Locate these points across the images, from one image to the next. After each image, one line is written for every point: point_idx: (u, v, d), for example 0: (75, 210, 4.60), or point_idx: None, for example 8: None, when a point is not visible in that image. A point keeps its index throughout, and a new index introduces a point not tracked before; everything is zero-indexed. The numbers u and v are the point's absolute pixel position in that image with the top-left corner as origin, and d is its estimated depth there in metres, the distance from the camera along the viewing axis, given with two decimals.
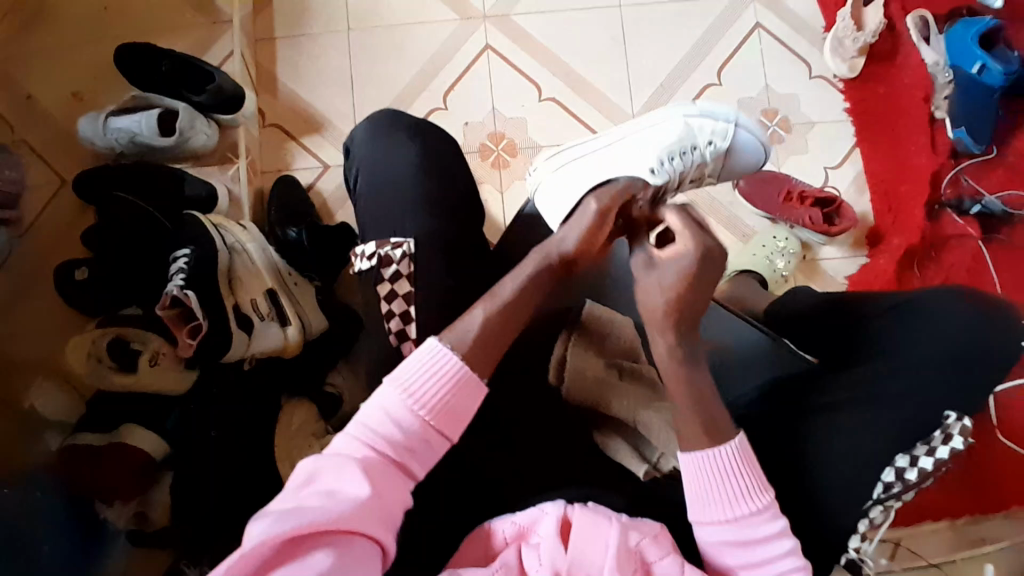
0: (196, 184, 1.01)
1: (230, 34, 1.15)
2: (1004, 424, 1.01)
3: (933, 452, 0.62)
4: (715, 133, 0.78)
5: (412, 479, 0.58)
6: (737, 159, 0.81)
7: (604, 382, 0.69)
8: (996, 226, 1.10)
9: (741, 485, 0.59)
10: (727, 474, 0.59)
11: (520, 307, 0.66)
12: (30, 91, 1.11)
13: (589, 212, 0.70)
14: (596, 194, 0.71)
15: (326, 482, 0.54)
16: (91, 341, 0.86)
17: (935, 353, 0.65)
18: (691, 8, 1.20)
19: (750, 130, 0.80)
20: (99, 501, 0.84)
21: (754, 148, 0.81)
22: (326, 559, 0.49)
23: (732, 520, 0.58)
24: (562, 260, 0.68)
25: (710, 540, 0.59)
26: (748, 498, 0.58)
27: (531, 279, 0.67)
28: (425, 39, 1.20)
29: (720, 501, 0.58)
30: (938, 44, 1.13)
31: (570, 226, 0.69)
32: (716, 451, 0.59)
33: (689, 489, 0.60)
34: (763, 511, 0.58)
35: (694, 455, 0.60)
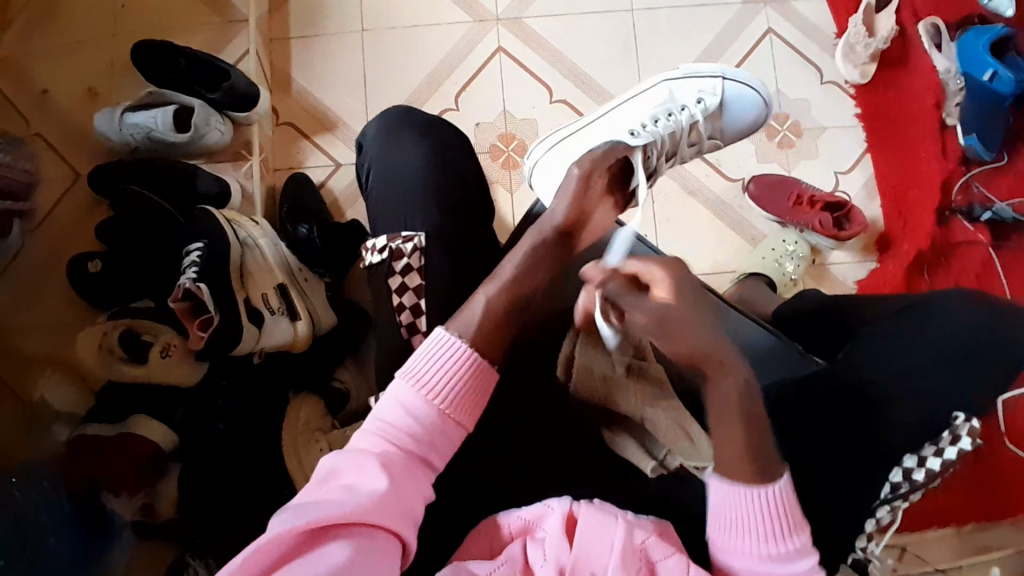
0: (208, 180, 1.03)
1: (246, 32, 1.16)
2: (1010, 429, 1.02)
3: (941, 453, 0.65)
4: (702, 91, 0.91)
5: (433, 470, 0.58)
6: (733, 108, 0.93)
7: (612, 381, 0.68)
8: (1007, 232, 1.09)
9: (781, 525, 0.59)
10: (767, 512, 0.59)
11: (524, 280, 0.69)
12: (45, 87, 1.12)
13: (574, 175, 0.78)
14: (579, 161, 0.80)
15: (346, 478, 0.55)
16: (102, 333, 0.88)
17: (940, 351, 0.68)
18: (701, 13, 1.21)
19: (736, 82, 0.93)
20: (108, 491, 0.83)
21: (745, 94, 0.93)
22: (344, 550, 0.49)
23: (765, 556, 0.59)
24: (557, 232, 0.72)
25: (734, 566, 0.60)
26: (784, 538, 0.59)
27: (530, 257, 0.70)
28: (437, 40, 1.21)
29: (755, 537, 0.59)
30: (949, 51, 1.12)
31: (559, 198, 0.75)
32: (762, 491, 0.59)
33: (729, 521, 0.60)
34: (796, 551, 0.59)
35: (739, 491, 0.60)
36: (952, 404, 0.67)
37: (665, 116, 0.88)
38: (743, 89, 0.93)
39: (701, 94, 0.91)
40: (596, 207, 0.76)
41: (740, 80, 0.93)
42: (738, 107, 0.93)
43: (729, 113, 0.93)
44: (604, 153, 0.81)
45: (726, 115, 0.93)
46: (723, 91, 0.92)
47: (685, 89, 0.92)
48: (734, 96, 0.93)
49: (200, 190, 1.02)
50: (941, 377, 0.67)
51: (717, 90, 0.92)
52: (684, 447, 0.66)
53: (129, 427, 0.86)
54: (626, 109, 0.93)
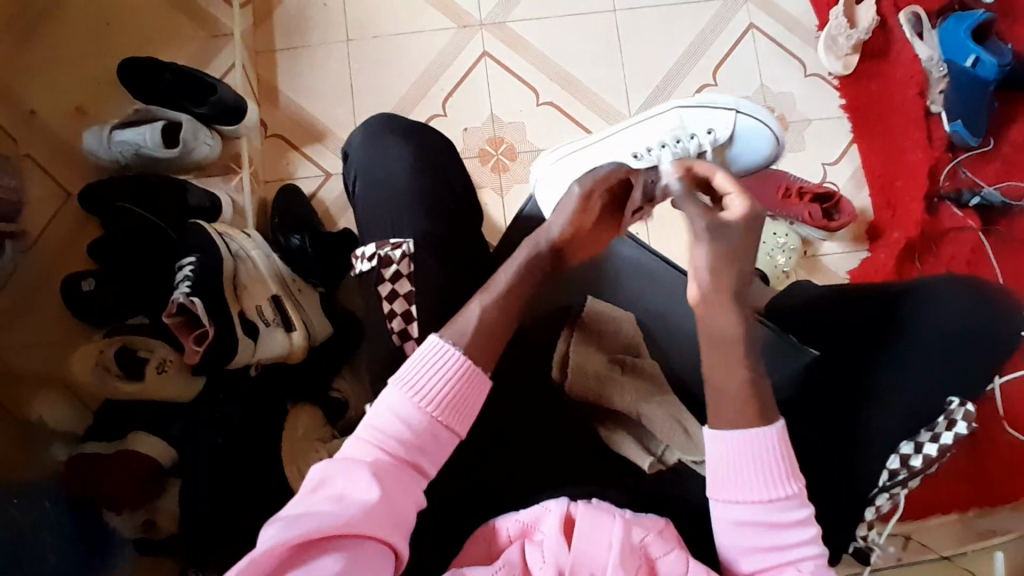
0: (198, 193, 1.03)
1: (231, 47, 1.17)
2: (1009, 414, 1.02)
3: (937, 439, 0.65)
4: (714, 123, 0.89)
5: (424, 476, 0.59)
6: (742, 145, 0.90)
7: (606, 377, 0.71)
8: (995, 217, 1.10)
9: (779, 470, 0.58)
10: (765, 456, 0.58)
11: (517, 291, 0.67)
12: (33, 107, 1.12)
13: (574, 193, 0.73)
14: (579, 179, 0.74)
15: (335, 487, 0.55)
16: (98, 350, 0.88)
17: (930, 336, 0.69)
18: (684, 10, 1.21)
19: (750, 116, 0.89)
20: (107, 509, 0.84)
21: (756, 132, 0.89)
22: (337, 562, 0.50)
23: (764, 503, 0.57)
24: (551, 248, 0.70)
25: (732, 517, 0.58)
26: (782, 483, 0.57)
27: (524, 269, 0.68)
28: (423, 47, 1.21)
29: (753, 483, 0.58)
30: (932, 39, 1.15)
31: (557, 213, 0.72)
32: (760, 434, 0.58)
33: (723, 467, 0.59)
34: (794, 498, 0.58)
35: (734, 434, 0.58)
36: (945, 390, 0.67)
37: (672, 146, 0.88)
38: (757, 127, 0.90)
39: (714, 123, 0.89)
40: (592, 230, 0.73)
41: (754, 117, 0.89)
42: (748, 145, 0.90)
43: (738, 149, 0.90)
44: (606, 172, 0.74)
45: (737, 148, 0.90)
46: (736, 126, 0.89)
47: (699, 116, 0.90)
48: (746, 131, 0.89)
49: (191, 204, 1.02)
50: (932, 363, 0.68)
51: (730, 126, 0.89)
52: (680, 441, 0.68)
53: (128, 444, 0.86)
54: (637, 131, 0.92)
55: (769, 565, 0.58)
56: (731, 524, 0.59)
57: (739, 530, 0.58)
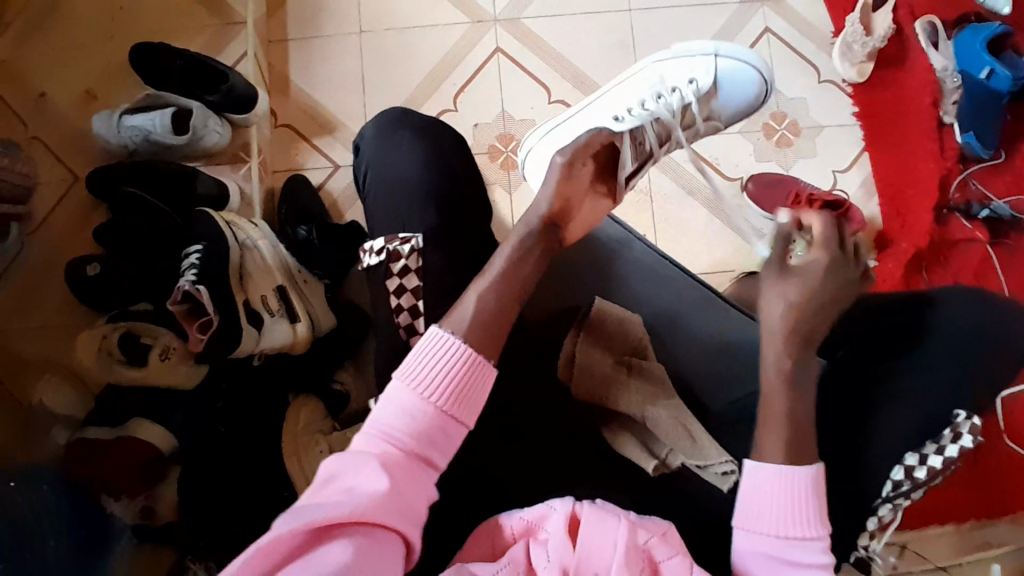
0: (208, 182, 1.02)
1: (244, 34, 1.17)
2: (1009, 427, 1.02)
3: (942, 451, 0.64)
4: (694, 71, 0.91)
5: (435, 470, 0.58)
6: (726, 88, 0.92)
7: (611, 378, 0.70)
8: (1004, 230, 1.10)
9: (808, 509, 0.59)
10: (797, 494, 0.59)
11: (515, 274, 0.68)
12: (44, 90, 1.12)
13: (557, 164, 0.79)
14: (561, 150, 0.81)
15: (346, 480, 0.55)
16: (102, 336, 0.87)
17: (933, 348, 0.69)
18: (699, 13, 1.21)
19: (729, 58, 0.92)
20: (107, 494, 0.83)
21: (736, 73, 0.92)
22: (345, 550, 0.49)
23: (787, 538, 0.58)
24: (542, 223, 0.73)
25: (752, 549, 0.59)
26: (809, 523, 0.58)
27: (519, 252, 0.70)
28: (436, 41, 1.21)
29: (781, 518, 0.59)
30: (946, 49, 1.14)
31: (544, 187, 0.77)
32: (794, 473, 0.60)
33: (750, 497, 0.60)
34: (820, 541, 0.58)
35: (771, 470, 0.60)
36: (952, 402, 0.66)
37: (655, 99, 0.89)
38: (736, 67, 0.92)
39: (693, 74, 0.91)
40: (583, 199, 0.78)
41: (735, 57, 0.92)
42: (734, 85, 0.92)
43: (724, 93, 0.92)
44: (587, 141, 0.82)
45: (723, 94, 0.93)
46: (716, 71, 0.91)
47: (675, 70, 0.92)
48: (729, 74, 0.92)
49: (199, 193, 1.01)
50: (940, 376, 0.67)
51: (710, 71, 0.91)
52: (686, 445, 0.67)
53: (127, 429, 0.84)
54: (622, 89, 0.93)
55: None
56: (751, 555, 0.59)
57: (759, 562, 0.59)
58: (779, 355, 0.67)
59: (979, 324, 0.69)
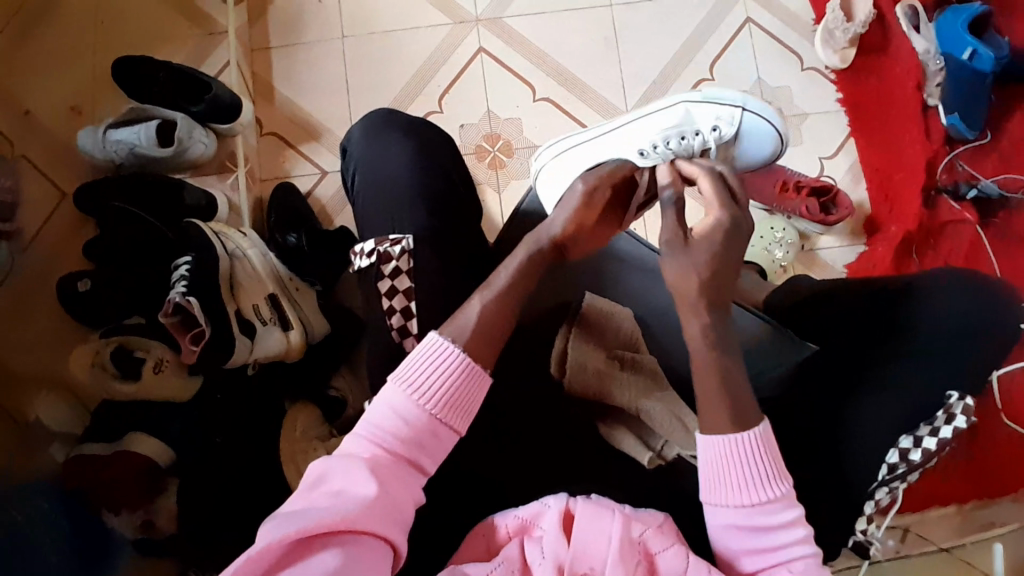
0: (195, 192, 1.03)
1: (227, 44, 1.16)
2: (1007, 405, 1.02)
3: (937, 432, 0.65)
4: (719, 119, 0.86)
5: (423, 474, 0.59)
6: (745, 142, 0.87)
7: (606, 374, 0.70)
8: (993, 209, 1.10)
9: (763, 471, 0.58)
10: (750, 458, 0.58)
11: (516, 290, 0.66)
12: (28, 108, 1.11)
13: (577, 190, 0.73)
14: (584, 177, 0.74)
15: (335, 483, 0.55)
16: (93, 351, 0.86)
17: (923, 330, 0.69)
18: (681, 5, 1.21)
19: (757, 113, 0.86)
20: (108, 511, 0.81)
21: (758, 131, 0.87)
22: (336, 558, 0.49)
23: (751, 507, 0.57)
24: (554, 244, 0.70)
25: (721, 519, 0.59)
26: (769, 485, 0.57)
27: (526, 265, 0.68)
28: (419, 44, 1.21)
29: (740, 487, 0.58)
30: (928, 32, 1.14)
31: (560, 209, 0.71)
32: (740, 438, 0.58)
33: (705, 469, 0.59)
34: (783, 498, 0.58)
35: (717, 438, 0.58)
36: (945, 385, 0.67)
37: (678, 139, 0.83)
38: (760, 124, 0.87)
39: (717, 121, 0.86)
40: (596, 228, 0.73)
41: (761, 115, 0.87)
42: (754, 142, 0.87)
43: (743, 145, 0.87)
44: (610, 169, 0.75)
45: (743, 144, 0.88)
46: (740, 122, 0.86)
47: (702, 114, 0.86)
48: (753, 129, 0.87)
49: (187, 203, 1.02)
50: (931, 360, 0.68)
51: (733, 123, 0.86)
52: (680, 437, 0.68)
53: (125, 444, 0.84)
54: (644, 125, 0.87)
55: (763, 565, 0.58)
56: (724, 527, 0.59)
57: (731, 532, 0.59)
58: (700, 323, 0.60)
59: (966, 303, 0.69)
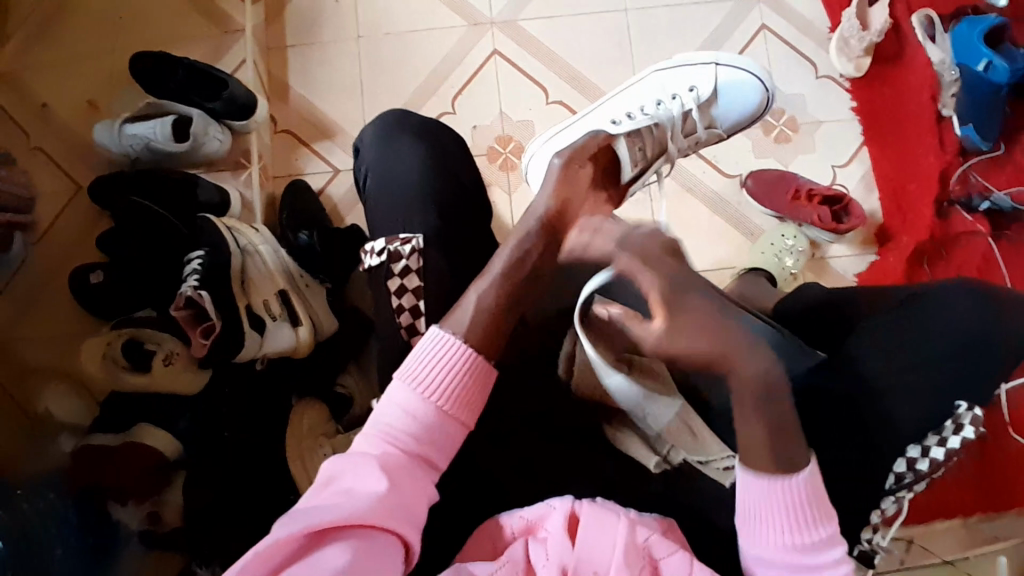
0: (208, 188, 1.02)
1: (243, 42, 1.17)
2: (1015, 420, 1.02)
3: (944, 442, 0.67)
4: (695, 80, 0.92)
5: (435, 470, 0.59)
6: (728, 98, 0.92)
7: (612, 381, 0.65)
8: (1005, 222, 1.10)
9: (812, 513, 0.60)
10: (794, 500, 0.60)
11: (514, 271, 0.69)
12: (45, 100, 1.13)
13: (557, 166, 0.81)
14: (559, 153, 0.82)
15: (345, 481, 0.55)
16: (106, 343, 0.87)
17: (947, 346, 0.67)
18: (696, 11, 1.21)
19: (730, 66, 0.92)
20: (114, 500, 0.83)
21: (739, 83, 0.92)
22: (344, 554, 0.50)
23: (790, 547, 0.59)
24: (543, 222, 0.73)
25: (762, 556, 0.61)
26: (811, 528, 0.59)
27: (517, 254, 0.70)
28: (433, 45, 1.21)
29: (780, 527, 0.60)
30: (944, 42, 1.14)
31: (543, 187, 0.78)
32: (791, 482, 0.60)
33: (752, 512, 0.61)
34: (824, 540, 0.60)
35: (766, 483, 0.60)
36: (956, 393, 0.67)
37: (655, 106, 0.90)
38: (738, 76, 0.92)
39: (693, 82, 0.92)
40: (584, 200, 0.78)
41: (737, 66, 0.92)
42: (735, 96, 0.92)
43: (724, 103, 0.93)
44: (583, 144, 0.83)
45: (724, 102, 0.93)
46: (716, 80, 0.92)
47: (677, 78, 0.92)
48: (730, 83, 0.92)
49: (200, 199, 1.01)
50: (920, 371, 0.68)
51: (711, 81, 0.92)
52: (687, 441, 0.66)
53: (135, 436, 0.84)
54: (621, 94, 0.94)
55: None
56: (757, 560, 0.61)
57: (765, 566, 0.61)
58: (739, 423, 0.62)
59: (971, 316, 0.68)
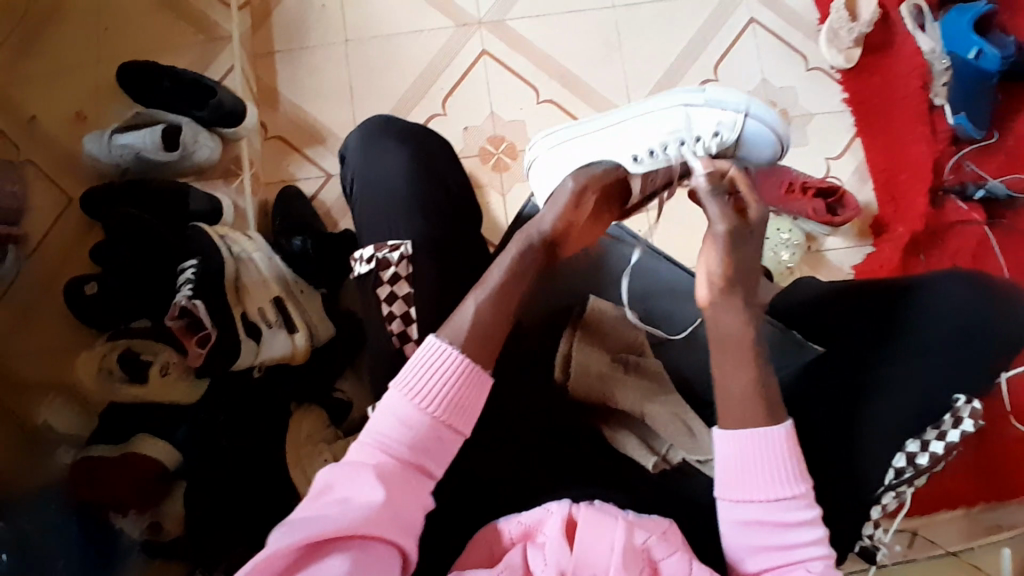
0: (200, 198, 1.03)
1: (230, 49, 1.17)
2: (1013, 408, 1.02)
3: (944, 436, 0.65)
4: (721, 123, 0.79)
5: (430, 477, 0.59)
6: (747, 148, 0.80)
7: (609, 377, 0.71)
8: (999, 210, 1.10)
9: (787, 467, 0.59)
10: (771, 455, 0.59)
11: (513, 286, 0.67)
12: (34, 113, 1.12)
13: (567, 188, 0.75)
14: (573, 174, 0.76)
15: (340, 491, 0.55)
16: (102, 356, 0.88)
17: (940, 340, 0.69)
18: (684, 6, 1.20)
19: (761, 119, 0.80)
20: (114, 512, 0.82)
21: (761, 136, 0.80)
22: (342, 564, 0.50)
23: (769, 502, 0.59)
24: (544, 240, 0.71)
25: (741, 516, 0.60)
26: (788, 484, 0.59)
27: (519, 262, 0.69)
28: (422, 46, 1.21)
29: (758, 482, 0.59)
30: (933, 31, 1.14)
31: (550, 206, 0.73)
32: (764, 433, 0.60)
33: (727, 467, 0.60)
34: (801, 497, 0.59)
35: (739, 433, 0.60)
36: (951, 388, 0.67)
37: (675, 146, 0.79)
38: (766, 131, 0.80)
39: (719, 126, 0.79)
40: (585, 227, 0.76)
41: (763, 119, 0.80)
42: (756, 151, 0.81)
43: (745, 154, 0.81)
44: (599, 170, 0.77)
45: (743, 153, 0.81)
46: (743, 127, 0.80)
47: (701, 117, 0.80)
48: (756, 136, 0.80)
49: (192, 209, 1.02)
50: (913, 367, 0.69)
51: (736, 128, 0.79)
52: (685, 441, 0.69)
53: (131, 446, 0.83)
54: (635, 125, 0.83)
55: (774, 564, 0.58)
56: (735, 522, 0.60)
57: (744, 528, 0.59)
58: (743, 383, 0.62)
59: (961, 310, 0.69)
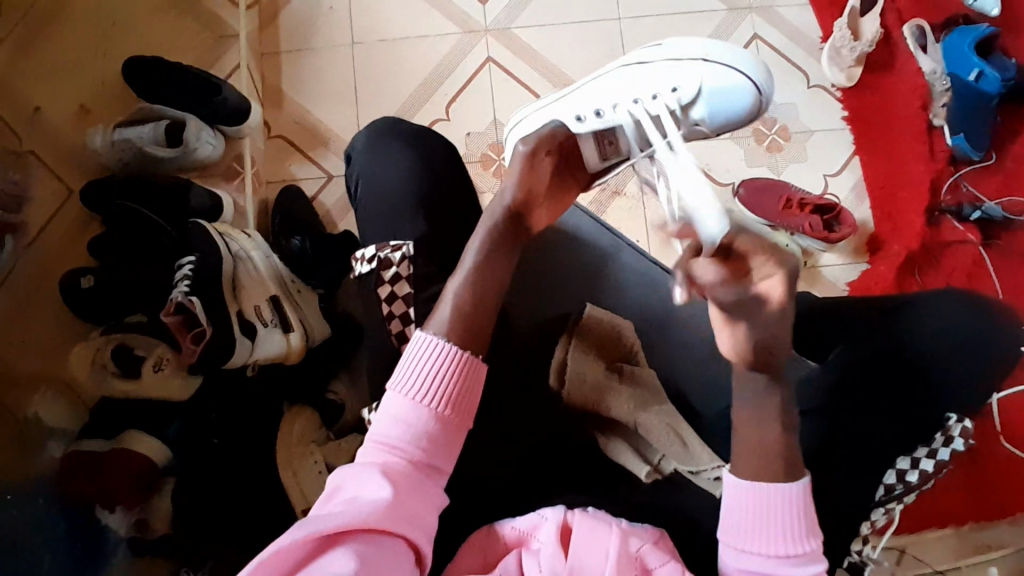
0: (201, 194, 1.02)
1: (237, 48, 1.18)
2: (1005, 427, 1.02)
3: (934, 454, 0.70)
4: (679, 77, 0.80)
5: (439, 475, 0.59)
6: (717, 100, 0.80)
7: (604, 385, 0.71)
8: (996, 231, 1.11)
9: (797, 526, 0.60)
10: (784, 508, 0.60)
11: (489, 272, 0.69)
12: (37, 104, 1.12)
13: (520, 153, 0.78)
14: (523, 139, 0.79)
15: (349, 491, 0.56)
16: (95, 350, 0.87)
17: (946, 343, 0.71)
18: (690, 20, 1.21)
19: (719, 64, 0.80)
20: (102, 506, 0.81)
21: (729, 83, 0.80)
22: (349, 558, 0.50)
23: (774, 556, 0.59)
24: (509, 211, 0.73)
25: (746, 566, 0.60)
26: (793, 541, 0.59)
27: (490, 240, 0.71)
28: (427, 51, 1.21)
29: (762, 536, 0.60)
30: (935, 52, 1.15)
31: (510, 177, 0.75)
32: (780, 489, 0.60)
33: (739, 517, 0.61)
34: (806, 555, 0.59)
35: (755, 487, 0.61)
36: (942, 407, 0.70)
37: (627, 104, 0.80)
38: (728, 77, 0.80)
39: (676, 80, 0.80)
40: (546, 198, 0.77)
41: (726, 65, 0.80)
42: (725, 101, 0.80)
43: (715, 106, 0.80)
44: (550, 132, 0.80)
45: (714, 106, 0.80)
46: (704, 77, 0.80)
47: (659, 73, 0.81)
48: (720, 85, 0.80)
49: (192, 205, 1.01)
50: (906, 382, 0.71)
51: (699, 78, 0.80)
52: (677, 450, 0.68)
53: (124, 442, 0.84)
54: (592, 89, 0.85)
55: None
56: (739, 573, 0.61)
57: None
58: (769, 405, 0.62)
59: (956, 326, 0.72)
